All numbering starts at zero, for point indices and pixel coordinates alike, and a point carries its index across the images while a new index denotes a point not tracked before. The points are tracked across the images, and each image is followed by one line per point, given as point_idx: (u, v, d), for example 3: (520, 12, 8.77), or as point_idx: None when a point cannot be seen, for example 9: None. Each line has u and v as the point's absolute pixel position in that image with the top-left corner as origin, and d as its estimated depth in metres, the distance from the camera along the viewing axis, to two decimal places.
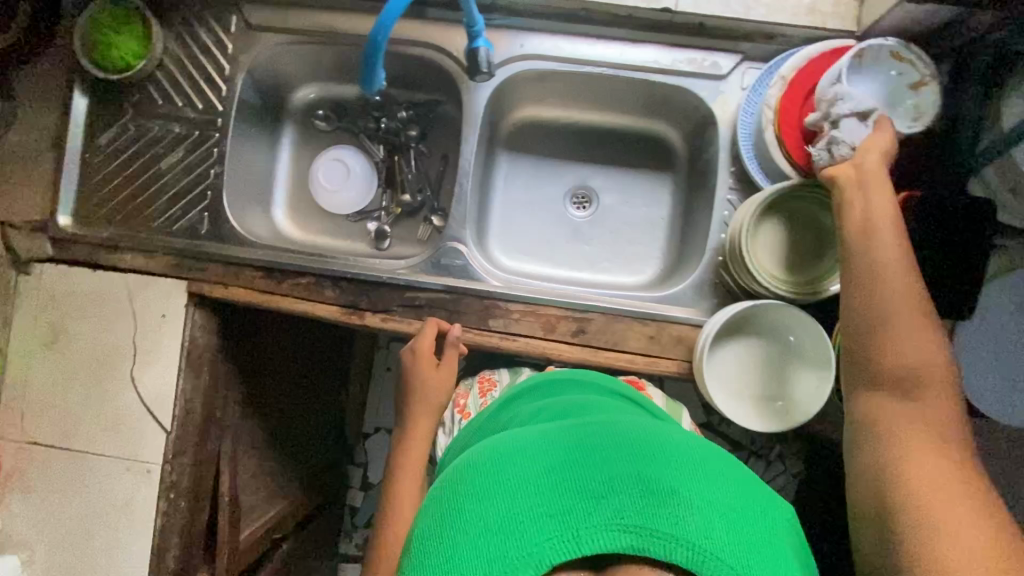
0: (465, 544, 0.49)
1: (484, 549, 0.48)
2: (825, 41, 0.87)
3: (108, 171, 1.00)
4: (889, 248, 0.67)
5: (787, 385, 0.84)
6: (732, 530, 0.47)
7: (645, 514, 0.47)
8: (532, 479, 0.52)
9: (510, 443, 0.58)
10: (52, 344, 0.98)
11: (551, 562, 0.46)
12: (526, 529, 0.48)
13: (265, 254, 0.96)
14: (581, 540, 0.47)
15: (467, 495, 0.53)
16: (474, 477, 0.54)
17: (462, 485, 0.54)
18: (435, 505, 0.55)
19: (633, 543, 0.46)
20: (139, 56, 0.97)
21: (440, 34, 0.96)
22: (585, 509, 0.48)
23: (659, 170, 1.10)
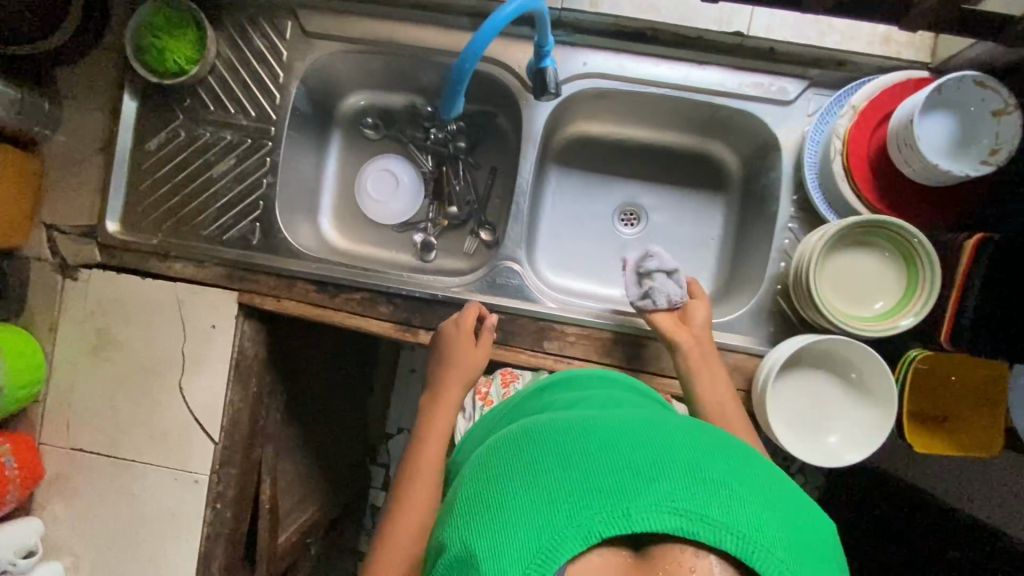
0: (503, 509, 0.43)
1: (522, 516, 0.42)
2: (898, 73, 0.86)
3: (157, 177, 0.98)
4: (738, 406, 0.77)
5: (847, 420, 0.84)
6: (792, 529, 0.41)
7: (700, 496, 0.41)
8: (579, 448, 0.46)
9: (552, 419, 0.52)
10: (98, 351, 0.97)
11: (597, 536, 0.41)
12: (568, 498, 0.42)
13: (317, 267, 0.95)
14: (631, 519, 0.41)
15: (507, 463, 0.48)
16: (515, 446, 0.49)
17: (501, 454, 0.49)
18: (473, 474, 0.50)
19: (685, 526, 0.40)
20: (192, 61, 0.95)
21: (502, 47, 0.94)
22: (636, 485, 0.42)
23: (710, 190, 1.09)
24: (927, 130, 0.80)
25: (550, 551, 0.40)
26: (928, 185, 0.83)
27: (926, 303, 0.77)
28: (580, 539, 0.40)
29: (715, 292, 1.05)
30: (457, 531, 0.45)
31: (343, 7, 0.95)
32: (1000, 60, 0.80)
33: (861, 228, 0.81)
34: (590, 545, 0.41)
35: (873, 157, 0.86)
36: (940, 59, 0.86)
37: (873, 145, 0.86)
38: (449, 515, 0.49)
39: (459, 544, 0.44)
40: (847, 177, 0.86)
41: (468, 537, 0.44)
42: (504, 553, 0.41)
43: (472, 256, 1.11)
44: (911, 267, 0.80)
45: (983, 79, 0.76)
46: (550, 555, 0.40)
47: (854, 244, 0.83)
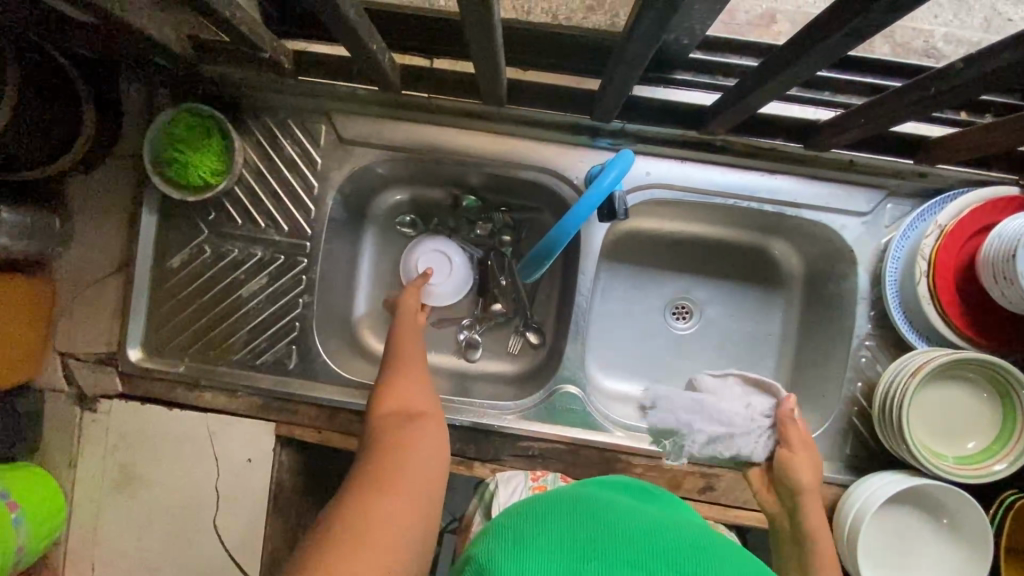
0: (540, 545, 0.43)
1: (557, 553, 0.42)
2: (985, 190, 0.81)
3: (181, 298, 0.90)
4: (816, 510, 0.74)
5: (933, 563, 0.80)
6: None
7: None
8: (635, 527, 0.46)
9: (612, 502, 0.52)
10: (123, 488, 0.89)
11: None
12: (605, 561, 0.41)
13: (361, 395, 0.88)
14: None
15: (561, 511, 0.48)
16: (574, 505, 0.49)
17: (557, 503, 0.50)
18: (524, 507, 0.50)
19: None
20: (218, 173, 0.86)
21: (559, 156, 0.87)
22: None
23: (770, 286, 1.03)
24: None
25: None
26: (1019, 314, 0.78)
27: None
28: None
29: None
30: (488, 545, 0.45)
31: (384, 113, 0.87)
32: None
33: (959, 363, 0.76)
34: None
35: (960, 279, 0.81)
36: None
37: (961, 267, 0.81)
38: (482, 534, 0.49)
39: (485, 555, 0.44)
40: (933, 301, 0.81)
41: (496, 553, 0.43)
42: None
43: (517, 357, 1.05)
44: (1005, 405, 0.76)
45: None
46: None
47: (947, 377, 0.78)
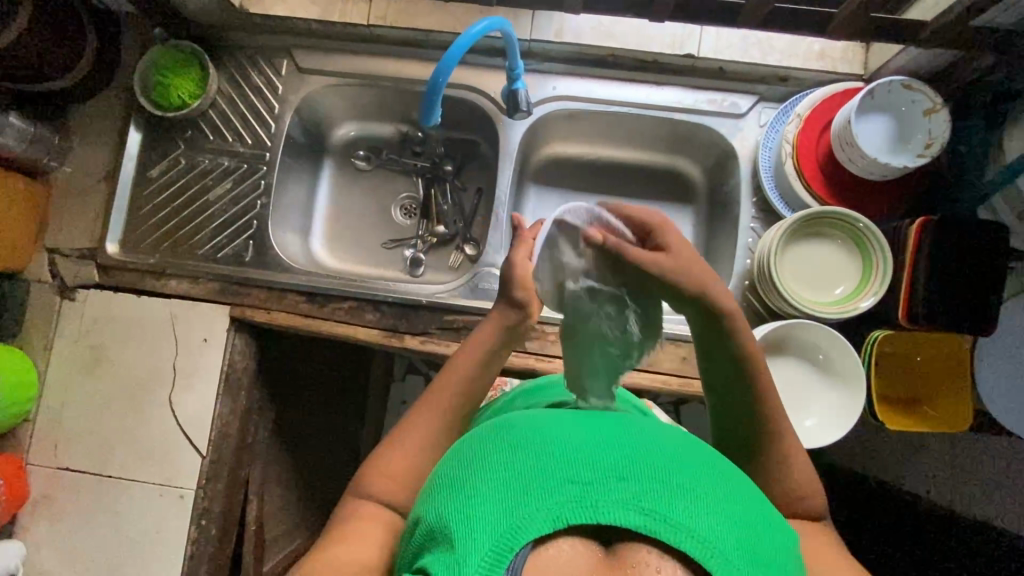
0: (477, 494, 0.44)
1: (497, 496, 0.43)
2: (833, 85, 0.95)
3: (157, 203, 1.04)
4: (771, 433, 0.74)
5: (813, 404, 0.88)
6: (745, 539, 0.42)
7: (666, 500, 0.42)
8: (557, 442, 0.46)
9: (534, 418, 0.53)
10: (91, 369, 0.99)
11: (564, 523, 0.41)
12: (540, 486, 0.43)
13: (307, 280, 1.00)
14: (599, 511, 0.41)
15: (483, 450, 0.48)
16: (496, 434, 0.50)
17: (484, 440, 0.50)
18: (458, 452, 0.52)
19: (647, 525, 0.41)
20: (194, 95, 1.02)
21: (478, 77, 1.04)
22: (605, 482, 0.43)
23: (681, 203, 1.12)
24: (867, 129, 0.87)
25: (518, 529, 0.41)
26: (880, 181, 0.89)
27: (882, 281, 0.82)
28: (548, 523, 0.41)
29: None
30: (435, 507, 0.47)
31: (334, 46, 1.05)
32: (923, 67, 0.89)
33: (814, 219, 0.87)
34: (555, 531, 0.41)
35: (820, 158, 0.92)
36: (873, 70, 0.95)
37: (820, 148, 0.93)
38: (425, 490, 0.51)
39: (435, 516, 0.46)
40: (799, 177, 0.92)
41: (445, 513, 0.45)
42: (478, 532, 0.42)
43: (457, 270, 1.15)
44: (864, 252, 0.86)
45: (909, 82, 0.84)
46: (514, 535, 0.41)
47: (807, 234, 0.89)
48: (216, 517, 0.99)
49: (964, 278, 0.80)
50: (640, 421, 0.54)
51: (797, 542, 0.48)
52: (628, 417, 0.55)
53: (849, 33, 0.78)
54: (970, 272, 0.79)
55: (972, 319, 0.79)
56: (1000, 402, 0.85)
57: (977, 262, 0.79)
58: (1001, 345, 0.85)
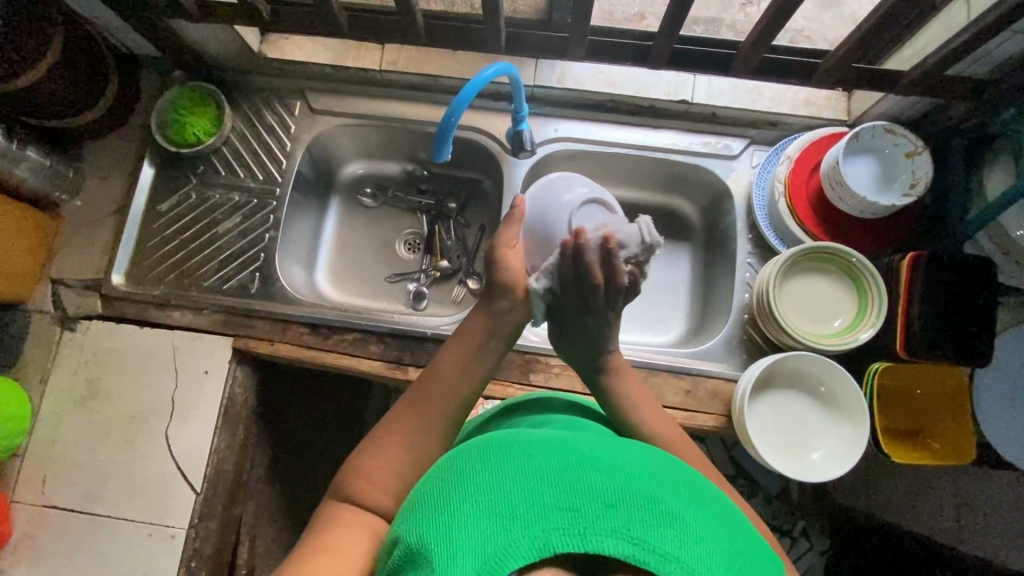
0: (461, 519, 0.43)
1: (481, 520, 0.42)
2: (819, 129, 1.00)
3: (165, 235, 1.06)
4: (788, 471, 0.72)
5: (816, 438, 0.88)
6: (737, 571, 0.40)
7: (658, 531, 0.40)
8: (546, 466, 0.44)
9: (525, 434, 0.52)
10: (87, 401, 0.97)
11: (550, 552, 0.39)
12: (528, 511, 0.41)
13: (312, 311, 1.00)
14: (587, 540, 0.39)
15: (470, 469, 0.47)
16: (485, 454, 0.48)
17: (471, 460, 0.48)
18: (443, 471, 0.50)
19: (637, 557, 0.39)
20: (210, 133, 1.06)
21: (483, 119, 1.09)
22: (595, 509, 0.41)
23: (679, 240, 1.15)
24: (854, 170, 0.92)
25: (502, 557, 0.39)
26: (871, 217, 0.93)
27: (879, 312, 0.85)
28: (533, 550, 0.39)
29: (692, 335, 1.07)
30: (416, 529, 0.45)
31: (346, 89, 1.10)
32: (902, 113, 0.95)
33: (808, 254, 0.90)
34: (539, 560, 0.39)
35: (812, 197, 0.97)
36: (856, 116, 1.01)
37: (810, 187, 0.97)
38: (406, 511, 0.49)
39: (416, 538, 0.44)
40: (792, 214, 0.96)
41: (425, 535, 0.43)
42: (459, 557, 0.40)
43: (460, 304, 1.15)
44: (858, 285, 0.89)
45: (891, 127, 0.90)
46: (498, 562, 0.39)
47: (802, 268, 0.92)
48: (207, 558, 0.95)
49: (956, 312, 0.82)
50: (630, 444, 0.53)
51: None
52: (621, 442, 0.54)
53: (832, 79, 0.86)
54: (961, 305, 0.82)
55: (968, 350, 0.81)
56: (993, 425, 0.87)
57: (968, 298, 0.82)
58: (998, 376, 0.88)
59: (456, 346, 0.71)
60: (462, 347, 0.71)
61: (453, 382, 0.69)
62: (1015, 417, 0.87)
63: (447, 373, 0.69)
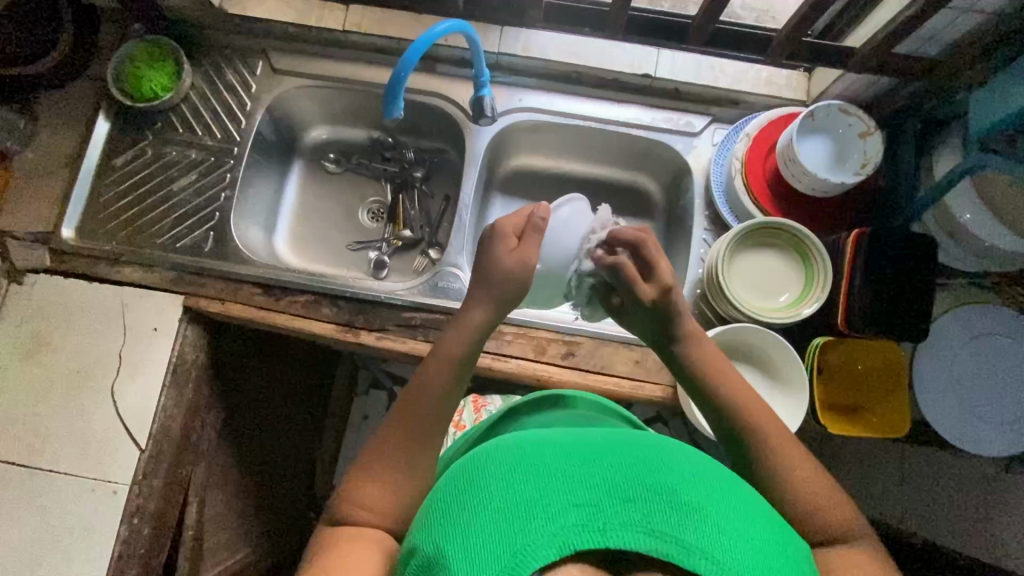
0: (480, 522, 0.45)
1: (500, 523, 0.44)
2: (777, 109, 1.01)
3: (119, 191, 1.04)
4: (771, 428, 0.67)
5: (769, 412, 0.88)
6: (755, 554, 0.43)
7: (675, 522, 0.43)
8: (558, 467, 0.47)
9: (532, 436, 0.55)
10: (32, 355, 0.96)
11: (571, 549, 0.42)
12: (546, 510, 0.44)
13: (265, 272, 1.00)
14: (607, 534, 0.42)
15: (485, 475, 0.49)
16: (495, 458, 0.51)
17: (483, 465, 0.51)
18: (456, 477, 0.52)
19: (658, 549, 0.42)
20: (166, 89, 1.04)
21: (446, 86, 1.08)
22: (612, 505, 0.44)
23: (640, 217, 1.16)
24: (809, 149, 0.93)
25: (523, 557, 0.41)
26: (823, 197, 0.95)
27: (824, 287, 0.86)
28: (556, 549, 0.42)
29: None
30: (436, 535, 0.47)
31: (309, 51, 1.09)
32: (859, 95, 0.97)
33: (756, 229, 0.91)
34: (561, 558, 0.42)
35: (767, 175, 0.97)
36: (815, 96, 1.02)
37: (766, 166, 0.98)
38: (424, 518, 0.51)
39: (436, 546, 0.46)
40: (747, 192, 0.97)
41: (446, 542, 0.45)
42: (482, 562, 0.42)
43: (421, 274, 1.15)
44: (807, 262, 0.90)
45: (844, 107, 0.91)
46: (521, 563, 0.41)
47: (751, 243, 0.93)
48: (150, 515, 0.94)
49: (898, 288, 0.84)
50: (636, 435, 0.56)
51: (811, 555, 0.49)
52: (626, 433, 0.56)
53: (786, 55, 0.87)
54: (903, 282, 0.84)
55: (908, 327, 0.83)
56: (932, 403, 0.89)
57: (909, 276, 0.84)
58: (937, 356, 0.90)
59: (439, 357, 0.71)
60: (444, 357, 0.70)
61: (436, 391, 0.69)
62: (951, 396, 0.89)
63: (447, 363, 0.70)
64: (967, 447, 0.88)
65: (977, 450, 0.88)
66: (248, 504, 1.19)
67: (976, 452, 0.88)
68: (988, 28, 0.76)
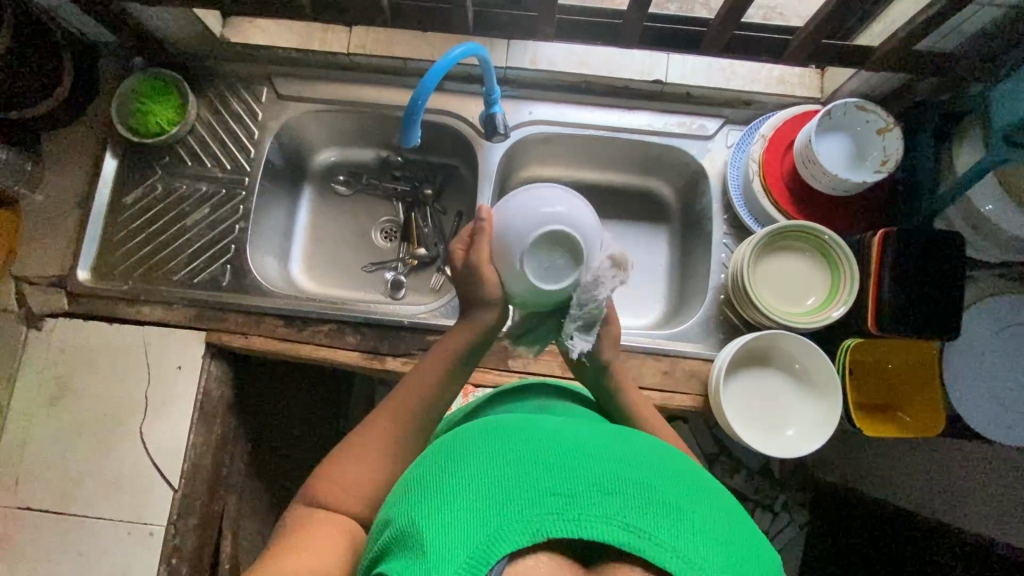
0: (454, 502, 0.44)
1: (474, 506, 0.43)
2: (792, 108, 1.00)
3: (133, 228, 1.03)
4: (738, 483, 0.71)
5: (793, 413, 0.89)
6: (731, 559, 0.42)
7: (653, 520, 0.42)
8: (541, 453, 0.46)
9: (518, 422, 0.54)
10: (57, 401, 0.95)
11: (543, 537, 0.41)
12: (523, 495, 0.43)
13: (286, 303, 0.99)
14: (580, 525, 0.41)
15: (464, 457, 0.48)
16: (478, 442, 0.50)
17: (463, 449, 0.50)
18: (433, 458, 0.51)
19: (632, 544, 0.41)
20: (173, 122, 1.03)
21: (454, 102, 1.07)
22: (590, 496, 0.43)
23: (657, 222, 1.15)
24: (827, 148, 0.92)
25: (495, 541, 0.41)
26: (843, 196, 0.94)
27: (851, 290, 0.86)
28: (528, 535, 0.41)
29: (669, 319, 1.07)
30: (409, 512, 0.46)
31: (313, 74, 1.07)
32: (874, 90, 0.96)
33: (780, 233, 0.91)
34: (531, 545, 0.41)
35: (786, 176, 0.96)
36: (828, 93, 1.01)
37: (784, 166, 0.97)
38: (396, 496, 0.51)
39: (408, 523, 0.45)
40: (767, 194, 0.96)
41: (418, 521, 0.44)
42: (452, 542, 0.41)
43: (439, 292, 1.14)
44: (835, 268, 0.89)
45: (862, 104, 0.90)
46: (491, 548, 0.41)
47: (775, 248, 0.93)
48: (188, 554, 0.94)
49: (927, 287, 0.83)
50: (619, 431, 0.55)
51: (779, 562, 0.48)
52: (609, 428, 0.56)
53: (802, 56, 0.86)
54: (935, 282, 0.83)
55: (938, 326, 0.83)
56: (962, 396, 0.89)
57: (938, 275, 0.83)
58: (966, 349, 0.90)
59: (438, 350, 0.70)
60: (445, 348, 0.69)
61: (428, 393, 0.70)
62: (981, 388, 0.89)
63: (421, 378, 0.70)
64: (1003, 441, 0.87)
65: (1012, 442, 0.87)
66: None
67: (1011, 444, 0.87)
68: (1006, 23, 0.75)
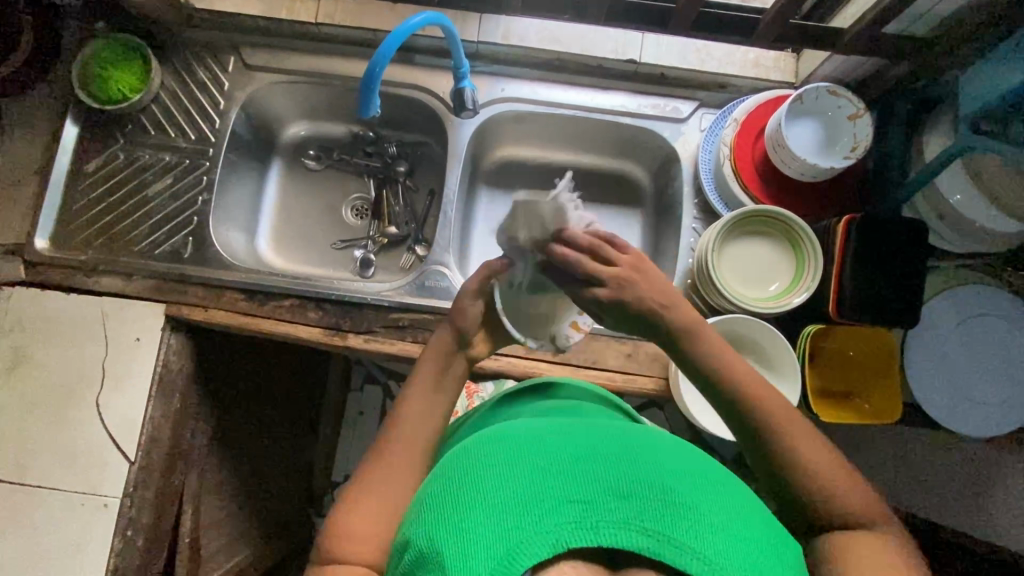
0: (473, 516, 0.44)
1: (493, 520, 0.44)
2: (765, 92, 0.98)
3: (93, 197, 1.01)
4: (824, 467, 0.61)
5: None
6: (753, 553, 0.43)
7: (670, 520, 0.43)
8: (553, 461, 0.47)
9: (526, 425, 0.55)
10: (13, 371, 0.93)
11: (564, 547, 0.42)
12: (541, 505, 0.43)
13: (247, 277, 0.98)
14: (600, 532, 0.42)
15: (478, 467, 0.49)
16: (489, 449, 0.50)
17: (474, 457, 0.50)
18: (448, 468, 0.52)
19: (651, 548, 0.41)
20: (136, 89, 1.01)
21: (425, 77, 1.05)
22: (607, 503, 0.44)
23: (630, 206, 1.14)
24: (797, 134, 0.91)
25: (516, 555, 0.41)
26: (813, 182, 0.93)
27: (815, 276, 0.85)
28: (549, 546, 0.41)
29: None
30: (428, 529, 0.46)
31: (282, 45, 1.05)
32: (848, 76, 0.95)
33: (746, 218, 0.90)
34: (554, 556, 0.42)
35: (756, 161, 0.96)
36: (803, 78, 1.00)
37: (755, 151, 0.96)
38: (415, 511, 0.51)
39: (429, 541, 0.45)
40: (736, 178, 0.95)
41: (439, 537, 0.45)
42: (476, 560, 0.42)
43: (408, 271, 1.13)
44: (797, 250, 0.89)
45: (834, 88, 0.89)
46: (513, 561, 0.41)
47: (741, 232, 0.92)
48: (144, 527, 0.94)
49: (891, 274, 0.83)
50: (629, 429, 0.56)
51: (799, 553, 0.49)
52: (618, 427, 0.57)
53: (772, 37, 0.85)
54: (899, 269, 0.83)
55: (901, 312, 0.83)
56: (922, 384, 0.89)
57: (903, 263, 0.83)
58: (929, 337, 0.90)
59: (417, 388, 0.70)
60: (424, 387, 0.70)
61: (424, 412, 0.69)
62: (943, 377, 0.89)
63: (415, 404, 0.69)
64: (960, 430, 0.88)
65: (969, 431, 0.88)
66: (245, 507, 1.18)
67: (968, 433, 0.88)
68: (975, 8, 0.74)
